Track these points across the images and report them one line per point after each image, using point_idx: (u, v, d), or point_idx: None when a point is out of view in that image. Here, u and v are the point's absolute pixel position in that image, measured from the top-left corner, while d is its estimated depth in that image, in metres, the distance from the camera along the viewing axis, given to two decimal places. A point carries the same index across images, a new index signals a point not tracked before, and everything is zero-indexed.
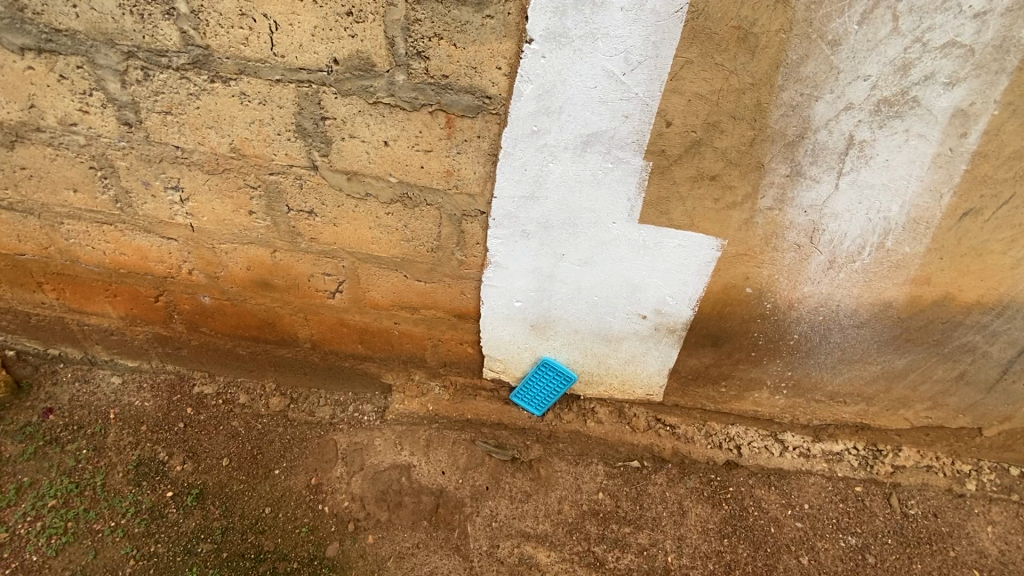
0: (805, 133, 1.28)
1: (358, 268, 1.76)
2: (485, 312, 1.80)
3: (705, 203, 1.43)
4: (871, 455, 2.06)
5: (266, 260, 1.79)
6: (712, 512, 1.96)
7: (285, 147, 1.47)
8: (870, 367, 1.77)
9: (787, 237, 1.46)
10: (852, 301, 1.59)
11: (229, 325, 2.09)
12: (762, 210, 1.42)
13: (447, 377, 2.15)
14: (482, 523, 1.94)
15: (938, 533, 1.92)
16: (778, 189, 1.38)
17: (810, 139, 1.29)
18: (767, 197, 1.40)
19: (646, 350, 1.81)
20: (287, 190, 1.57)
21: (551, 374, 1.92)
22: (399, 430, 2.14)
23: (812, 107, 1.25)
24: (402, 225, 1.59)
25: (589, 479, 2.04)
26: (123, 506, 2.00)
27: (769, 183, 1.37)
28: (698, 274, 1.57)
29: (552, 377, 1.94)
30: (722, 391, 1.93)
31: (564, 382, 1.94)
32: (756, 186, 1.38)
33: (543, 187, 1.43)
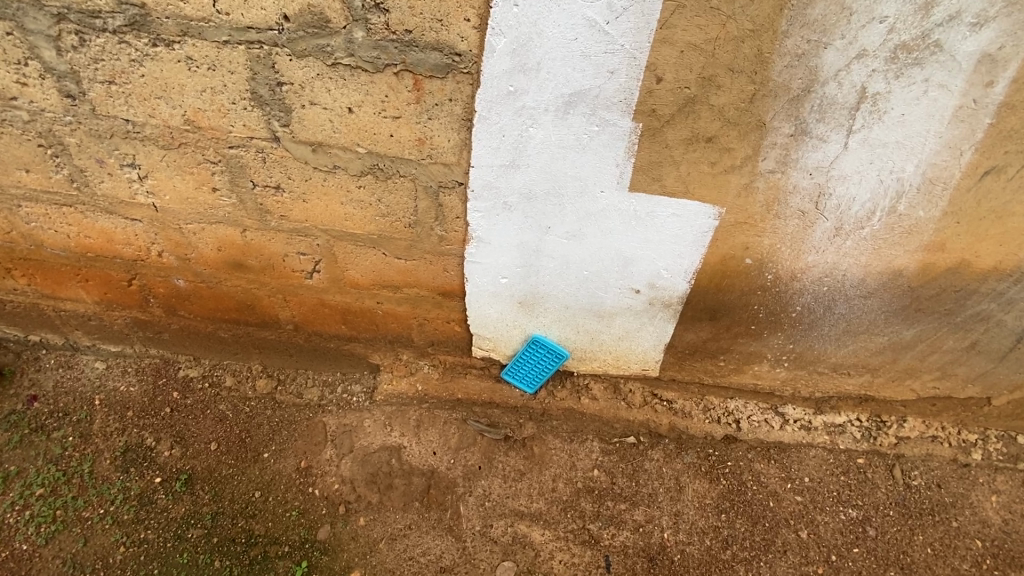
0: (811, 87, 1.15)
1: (333, 246, 1.66)
2: (470, 289, 1.71)
3: (700, 166, 1.30)
4: (874, 426, 2.00)
5: (236, 241, 1.70)
6: (709, 487, 1.92)
7: (242, 118, 1.35)
8: (876, 339, 1.67)
9: (790, 203, 1.34)
10: (859, 271, 1.47)
11: (207, 308, 2.01)
12: (763, 173, 1.30)
13: (435, 356, 2.07)
14: (474, 502, 1.91)
15: (940, 504, 1.88)
16: (780, 151, 1.25)
17: (817, 92, 1.16)
18: (768, 160, 1.27)
19: (641, 326, 1.72)
20: (249, 164, 1.46)
21: (541, 351, 1.85)
22: (388, 411, 2.07)
23: (819, 56, 1.12)
24: (376, 199, 1.48)
25: (584, 456, 1.99)
26: (111, 493, 1.98)
27: (770, 144, 1.24)
28: (694, 245, 1.45)
29: (541, 355, 1.87)
30: (720, 365, 1.85)
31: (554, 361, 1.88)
32: (756, 148, 1.25)
33: (523, 154, 1.32)
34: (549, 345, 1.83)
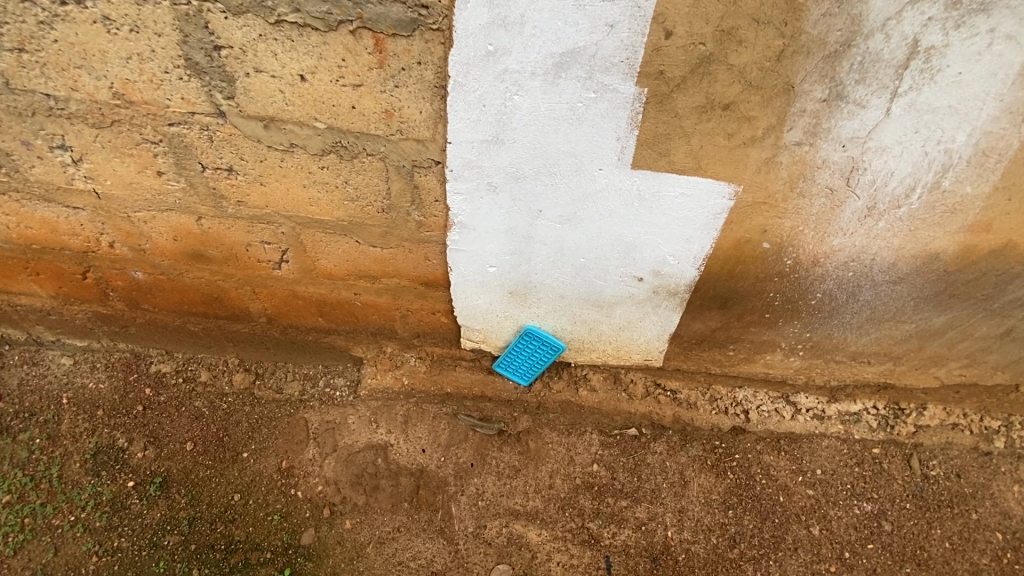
0: (852, 40, 0.96)
1: (300, 234, 1.48)
2: (455, 279, 1.54)
3: (715, 139, 1.12)
4: (892, 414, 1.88)
5: (192, 230, 1.52)
6: (715, 482, 1.81)
7: (179, 90, 1.16)
8: (902, 326, 1.52)
9: (817, 179, 1.16)
10: (890, 254, 1.31)
11: (172, 302, 1.85)
12: (788, 146, 1.11)
13: (422, 348, 1.90)
14: (466, 502, 1.81)
15: (959, 495, 1.78)
16: (810, 119, 1.07)
17: (859, 48, 0.97)
18: (794, 130, 1.08)
19: (644, 315, 1.57)
20: (194, 143, 1.27)
21: (535, 343, 1.70)
22: (373, 407, 1.93)
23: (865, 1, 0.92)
24: (342, 181, 1.30)
25: (582, 450, 1.88)
26: (82, 499, 1.88)
27: (799, 112, 1.06)
28: (705, 228, 1.28)
29: (536, 347, 1.72)
30: (729, 355, 1.70)
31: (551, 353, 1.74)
32: (782, 116, 1.07)
33: (508, 127, 1.13)
34: (543, 338, 1.67)
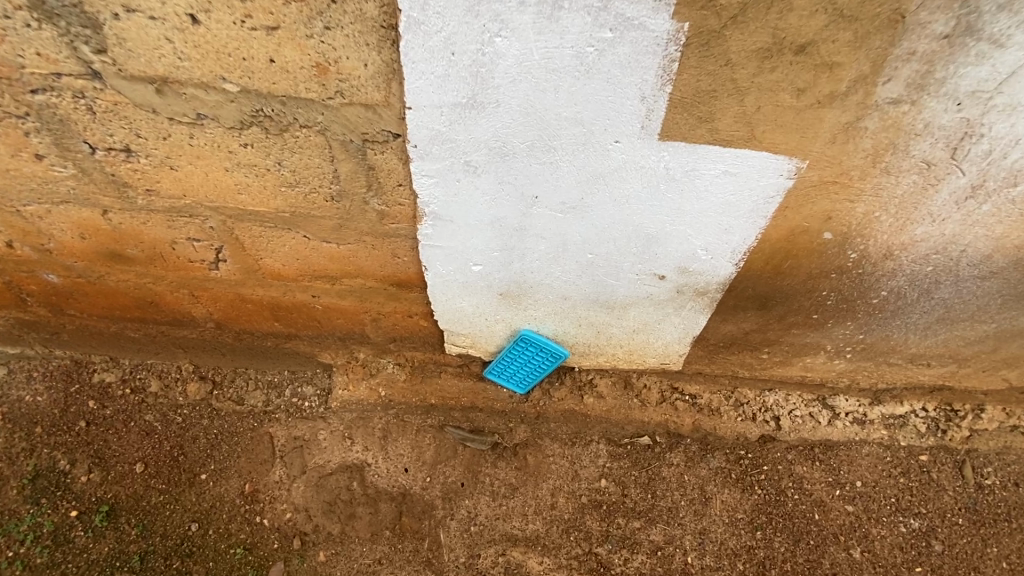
0: None
1: (233, 229, 1.18)
2: (432, 279, 1.25)
3: (778, 97, 0.80)
4: (943, 417, 1.64)
5: (101, 226, 1.22)
6: (741, 498, 1.58)
7: (30, 41, 0.84)
8: (979, 326, 1.25)
9: (911, 151, 0.86)
10: (986, 245, 1.02)
11: (101, 306, 1.56)
12: (879, 105, 0.80)
13: (400, 354, 1.63)
14: (457, 528, 1.58)
15: (1019, 508, 1.55)
16: (918, 66, 0.75)
17: None
18: (892, 82, 0.77)
19: (664, 318, 1.29)
20: (72, 116, 0.96)
21: (532, 350, 1.43)
22: (348, 420, 1.68)
23: None
24: (274, 162, 0.99)
25: (588, 464, 1.64)
26: (20, 531, 1.64)
27: (904, 55, 0.75)
28: (752, 216, 0.98)
29: (534, 354, 1.45)
30: (763, 358, 1.43)
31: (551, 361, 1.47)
32: (877, 62, 0.75)
33: (489, 84, 0.81)
34: (542, 344, 1.39)
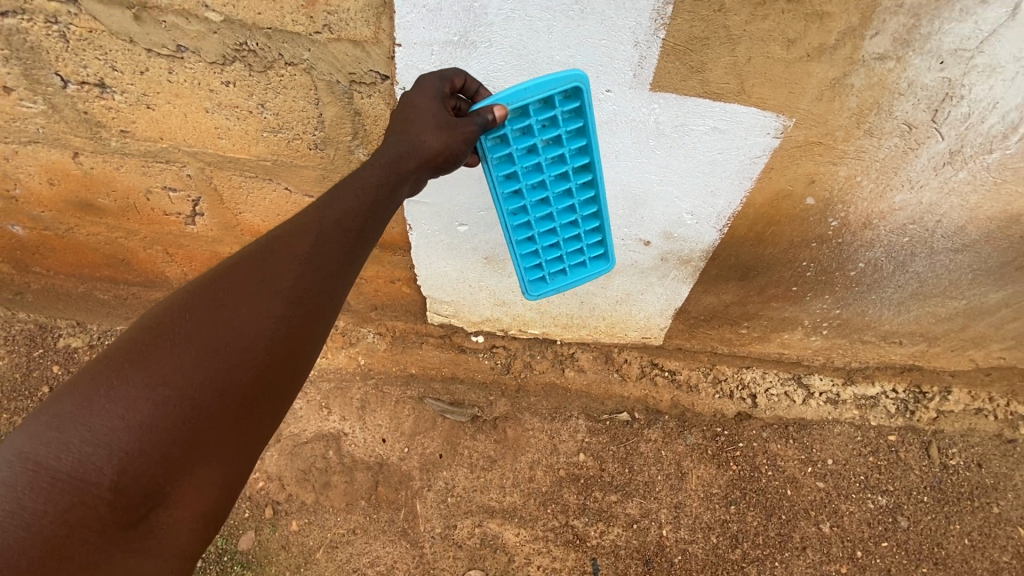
0: None
1: (212, 177, 1.14)
2: (417, 240, 1.28)
3: (769, 47, 0.80)
4: (911, 398, 1.63)
5: (71, 170, 1.18)
6: (717, 474, 1.59)
7: None
8: (950, 303, 1.30)
9: (894, 111, 0.86)
10: (961, 216, 1.04)
11: (68, 265, 1.50)
12: (906, 80, 0.82)
13: (380, 323, 1.64)
14: (433, 499, 1.57)
15: (981, 488, 1.55)
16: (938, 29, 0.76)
17: None
18: (926, 57, 0.79)
19: (646, 288, 1.31)
20: (42, 44, 0.93)
21: (537, 155, 0.88)
22: (325, 390, 1.64)
23: None
24: (257, 104, 0.97)
25: (567, 438, 1.61)
26: None
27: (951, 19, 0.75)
28: (738, 178, 0.99)
29: (543, 160, 0.88)
30: (742, 334, 1.45)
31: (576, 129, 0.87)
32: (914, 22, 0.76)
33: (481, 22, 0.81)
34: (524, 102, 0.80)
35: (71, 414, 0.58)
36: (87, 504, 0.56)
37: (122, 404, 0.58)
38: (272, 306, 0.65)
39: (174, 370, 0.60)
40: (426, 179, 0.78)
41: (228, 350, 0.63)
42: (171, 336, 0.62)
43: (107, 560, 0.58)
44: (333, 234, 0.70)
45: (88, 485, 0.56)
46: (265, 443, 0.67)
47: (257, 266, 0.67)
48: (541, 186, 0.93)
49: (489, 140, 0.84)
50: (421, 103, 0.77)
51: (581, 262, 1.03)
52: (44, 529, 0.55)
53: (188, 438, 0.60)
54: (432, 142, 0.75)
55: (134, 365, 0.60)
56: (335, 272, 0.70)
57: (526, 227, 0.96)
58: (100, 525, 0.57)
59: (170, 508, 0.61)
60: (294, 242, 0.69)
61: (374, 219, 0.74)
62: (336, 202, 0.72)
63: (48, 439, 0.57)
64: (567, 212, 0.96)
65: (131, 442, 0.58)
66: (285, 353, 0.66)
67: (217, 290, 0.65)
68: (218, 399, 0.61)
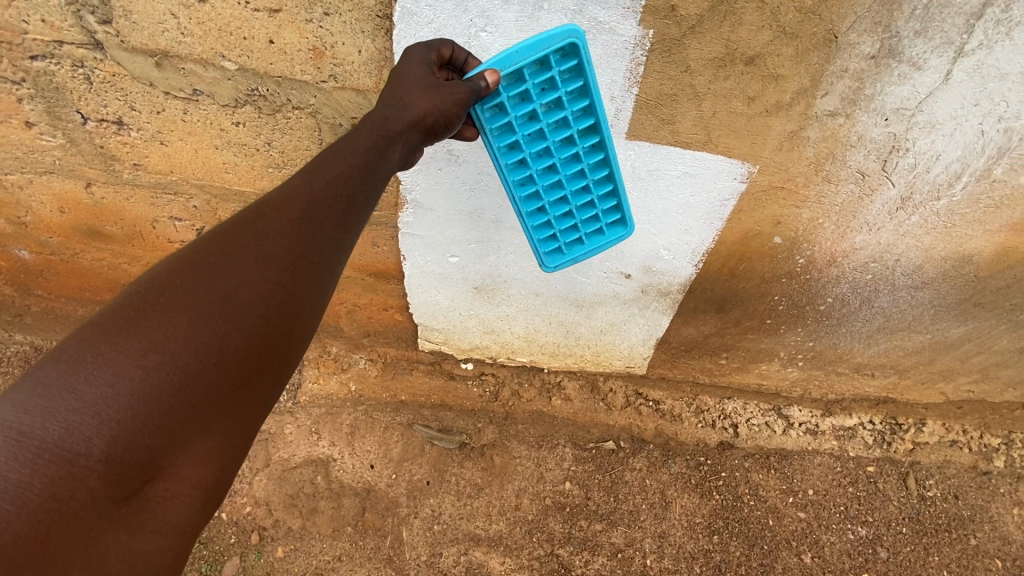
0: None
1: (217, 208, 1.20)
2: (410, 269, 1.34)
3: (731, 103, 0.89)
4: (889, 430, 1.66)
5: (82, 200, 1.24)
6: (700, 503, 1.61)
7: (36, 7, 0.89)
8: (916, 337, 1.37)
9: (848, 160, 0.96)
10: (917, 256, 1.12)
11: (70, 289, 1.55)
12: (856, 135, 0.92)
13: (372, 349, 1.68)
14: (420, 526, 1.58)
15: (958, 519, 1.57)
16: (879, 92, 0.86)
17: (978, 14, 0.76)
18: (871, 116, 0.89)
19: (628, 319, 1.38)
20: (67, 85, 1.00)
21: (539, 122, 0.87)
22: (316, 415, 1.66)
23: None
24: (264, 142, 1.04)
25: (553, 466, 1.63)
26: None
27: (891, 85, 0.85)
28: (709, 217, 1.08)
29: (545, 125, 0.87)
30: (721, 364, 1.51)
31: (576, 89, 0.85)
32: (858, 86, 0.86)
33: None
34: (518, 67, 0.80)
35: (54, 384, 0.56)
36: (77, 476, 0.54)
37: (114, 372, 0.57)
38: (267, 273, 0.65)
39: (168, 337, 0.59)
40: (415, 142, 0.78)
41: (225, 316, 0.62)
42: (163, 304, 0.61)
43: (101, 535, 0.56)
44: (324, 200, 0.71)
45: (77, 455, 0.54)
46: (264, 413, 0.67)
47: (249, 234, 0.67)
48: (547, 153, 0.91)
49: (487, 110, 0.85)
50: (407, 73, 0.78)
51: (598, 231, 1.01)
52: (32, 503, 0.52)
53: (183, 406, 0.59)
54: (419, 102, 0.75)
55: (123, 331, 0.59)
56: (327, 238, 0.70)
57: (535, 199, 0.96)
58: (91, 500, 0.55)
59: (165, 480, 0.60)
60: (285, 209, 0.69)
61: (367, 184, 0.74)
62: (325, 167, 0.73)
63: (30, 407, 0.55)
64: (577, 178, 0.95)
65: (123, 410, 0.56)
66: (283, 321, 0.66)
67: (209, 257, 0.64)
68: (214, 366, 0.61)
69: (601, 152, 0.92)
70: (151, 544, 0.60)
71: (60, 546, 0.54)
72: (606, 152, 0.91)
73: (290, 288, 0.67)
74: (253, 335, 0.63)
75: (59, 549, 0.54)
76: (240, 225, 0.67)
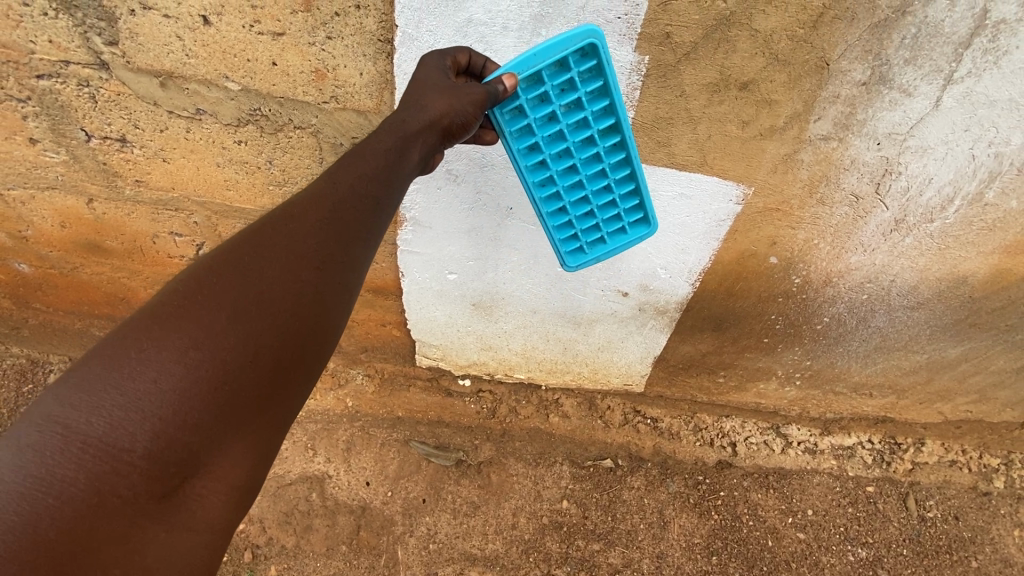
0: (943, 24, 0.77)
1: (217, 224, 1.21)
2: (408, 285, 1.34)
3: (726, 127, 0.91)
4: (887, 450, 1.65)
5: (83, 215, 1.25)
6: (698, 523, 1.59)
7: (44, 29, 0.90)
8: (913, 357, 1.37)
9: (842, 183, 0.97)
10: (912, 277, 1.13)
11: (68, 302, 1.55)
12: (848, 158, 0.93)
13: (369, 364, 1.67)
14: (415, 545, 1.57)
15: (958, 541, 1.56)
16: (870, 117, 0.87)
17: (966, 43, 0.78)
18: (863, 140, 0.90)
19: (626, 336, 1.38)
20: (72, 103, 1.01)
21: (559, 122, 0.85)
22: (312, 430, 1.65)
23: None
24: (266, 160, 1.05)
25: (551, 485, 1.62)
26: None
27: (881, 110, 0.86)
28: (705, 238, 1.09)
29: (564, 126, 0.85)
30: (719, 382, 1.51)
31: (597, 89, 0.83)
32: (850, 111, 0.87)
33: None
34: (535, 69, 0.79)
35: (96, 380, 0.56)
36: (118, 472, 0.54)
37: (154, 368, 0.57)
38: (299, 273, 0.65)
39: (207, 334, 0.59)
40: (436, 144, 0.76)
41: (261, 315, 0.62)
42: (201, 301, 0.61)
43: (141, 532, 0.57)
44: (349, 201, 0.70)
45: (120, 452, 0.54)
46: (295, 412, 0.67)
47: (280, 233, 0.67)
48: (568, 154, 0.90)
49: (505, 114, 0.84)
50: (424, 77, 0.76)
51: (621, 230, 0.98)
52: (76, 498, 0.53)
53: (221, 405, 0.59)
54: (436, 102, 0.73)
55: (163, 328, 0.59)
56: (354, 237, 0.70)
57: (556, 200, 0.94)
58: (132, 497, 0.55)
59: (202, 479, 0.60)
60: (315, 209, 0.68)
61: (392, 185, 0.73)
62: (351, 166, 0.72)
63: (74, 402, 0.55)
64: (599, 177, 0.92)
65: (164, 407, 0.56)
66: (315, 319, 0.66)
67: (243, 255, 0.64)
68: (250, 365, 0.61)
69: (622, 151, 0.89)
70: (187, 543, 0.60)
71: (100, 542, 0.54)
72: (628, 151, 0.88)
73: (322, 288, 0.67)
74: (288, 334, 0.64)
75: (102, 545, 0.54)
76: (272, 224, 0.68)
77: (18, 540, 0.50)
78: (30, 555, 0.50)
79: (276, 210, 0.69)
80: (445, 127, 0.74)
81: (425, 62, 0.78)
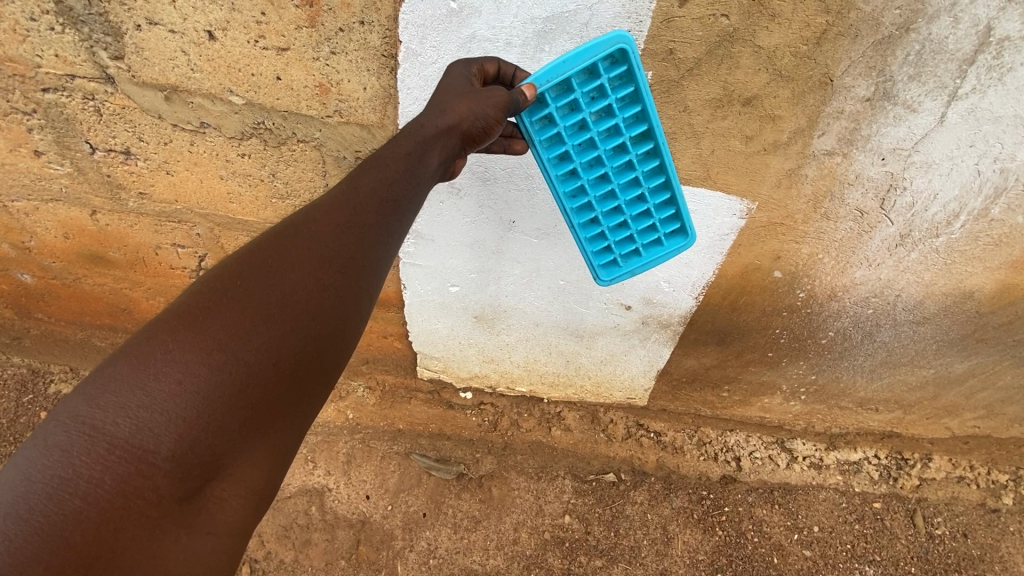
0: (946, 41, 0.77)
1: (219, 236, 1.21)
2: (410, 298, 1.34)
3: (730, 142, 0.91)
4: (894, 465, 1.63)
5: (87, 226, 1.25)
6: (703, 539, 1.57)
7: (51, 44, 0.91)
8: (919, 372, 1.35)
9: (846, 199, 0.97)
10: (918, 291, 1.12)
11: (70, 312, 1.54)
12: (852, 172, 0.93)
13: (371, 376, 1.66)
14: (415, 560, 1.55)
15: (967, 559, 1.53)
16: (874, 132, 0.87)
17: (970, 60, 0.78)
18: (867, 155, 0.90)
19: (629, 349, 1.37)
20: (77, 116, 1.02)
21: (592, 129, 0.85)
22: (312, 443, 1.64)
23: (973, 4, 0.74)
24: (268, 173, 1.06)
25: (553, 499, 1.60)
26: None
27: (885, 126, 0.86)
28: (709, 252, 1.08)
29: (596, 134, 0.85)
30: (723, 396, 1.50)
31: (628, 95, 0.82)
32: (853, 126, 0.87)
33: None
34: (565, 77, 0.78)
35: (123, 380, 0.55)
36: (144, 474, 0.53)
37: (180, 369, 0.56)
38: (321, 275, 0.65)
39: (231, 335, 0.59)
40: (455, 147, 0.76)
41: (283, 317, 0.62)
42: (224, 302, 0.60)
43: (163, 536, 0.55)
44: (370, 204, 0.70)
45: (146, 452, 0.54)
46: (314, 415, 0.66)
47: (302, 235, 0.66)
48: (599, 163, 0.89)
49: (534, 123, 0.84)
50: (446, 84, 0.77)
51: (655, 242, 0.96)
52: (101, 500, 0.51)
53: (246, 407, 0.59)
54: (458, 106, 0.73)
55: (189, 328, 0.58)
56: (375, 240, 0.69)
57: (590, 210, 0.93)
58: (157, 498, 0.54)
59: (224, 482, 0.59)
60: (337, 212, 0.68)
61: (412, 190, 0.73)
62: (374, 169, 0.72)
63: (101, 402, 0.54)
64: (632, 187, 0.91)
65: (190, 409, 0.56)
66: (337, 322, 0.65)
67: (266, 259, 0.64)
68: (273, 366, 0.60)
69: (655, 158, 0.88)
70: (207, 547, 0.59)
71: (122, 547, 0.52)
72: (662, 159, 0.87)
73: (344, 290, 0.66)
74: (311, 336, 0.63)
75: (125, 549, 0.52)
76: (294, 227, 0.67)
77: (43, 543, 0.49)
78: (57, 558, 0.49)
79: (297, 213, 0.69)
80: (465, 131, 0.75)
81: (452, 68, 0.79)
